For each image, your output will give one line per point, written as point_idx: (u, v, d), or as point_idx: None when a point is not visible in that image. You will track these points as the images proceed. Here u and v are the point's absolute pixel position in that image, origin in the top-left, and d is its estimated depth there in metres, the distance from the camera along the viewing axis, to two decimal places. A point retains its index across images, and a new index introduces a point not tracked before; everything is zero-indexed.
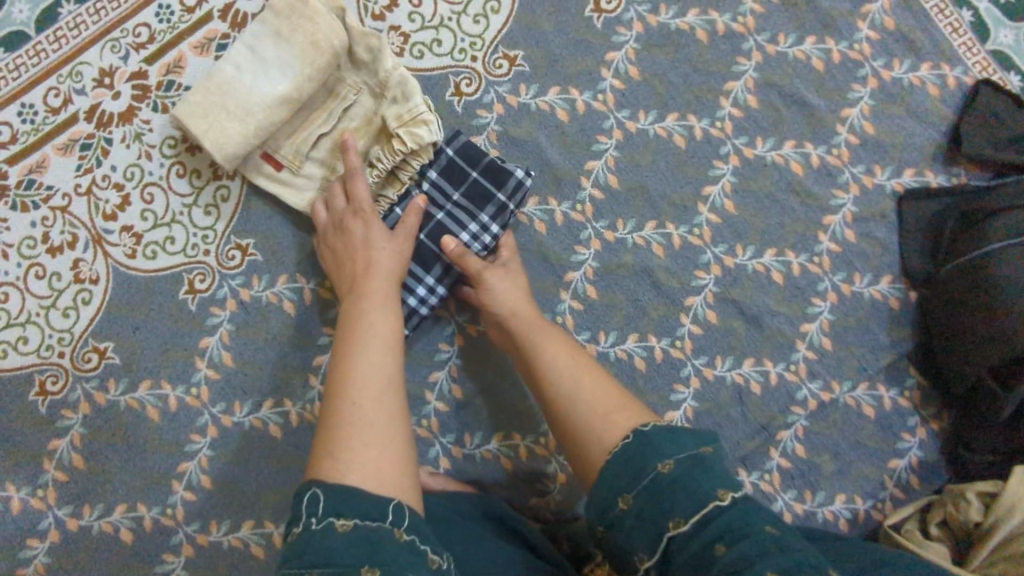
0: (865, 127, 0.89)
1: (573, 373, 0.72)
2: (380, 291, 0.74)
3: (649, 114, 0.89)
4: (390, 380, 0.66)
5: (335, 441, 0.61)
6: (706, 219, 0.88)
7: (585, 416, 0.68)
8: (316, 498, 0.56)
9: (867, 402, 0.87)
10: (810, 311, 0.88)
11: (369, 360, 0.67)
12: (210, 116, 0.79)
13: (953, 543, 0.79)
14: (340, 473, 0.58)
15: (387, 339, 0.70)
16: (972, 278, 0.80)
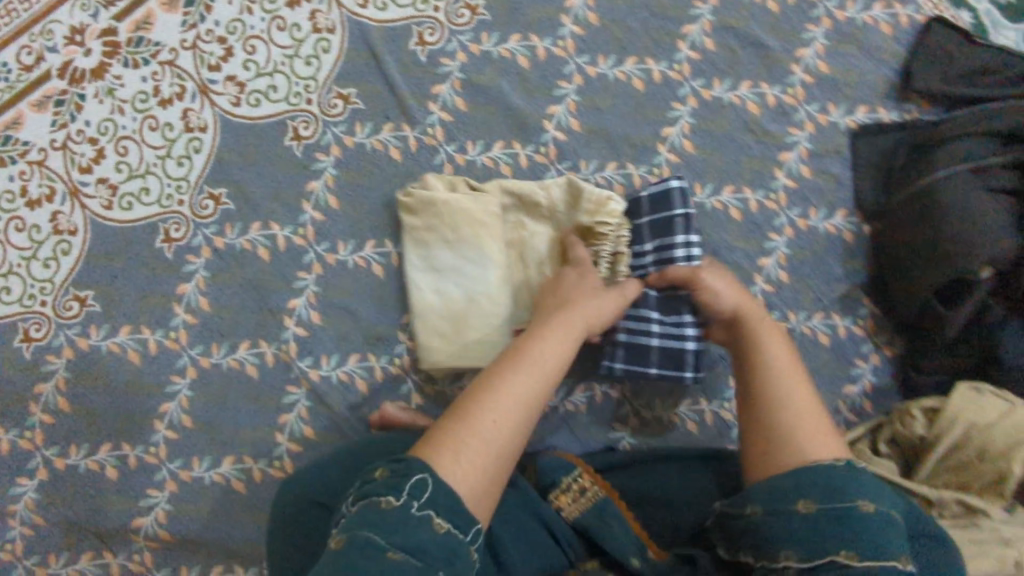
0: (819, 66, 0.92)
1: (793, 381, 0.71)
2: (577, 325, 0.73)
3: (609, 59, 0.91)
4: (540, 395, 0.66)
5: (454, 435, 0.60)
6: (665, 159, 0.91)
7: (786, 430, 0.66)
8: (424, 483, 0.56)
9: (821, 331, 0.91)
10: (766, 246, 0.91)
11: (540, 377, 0.67)
12: (440, 278, 0.85)
13: (902, 459, 0.85)
14: (452, 469, 0.58)
15: (553, 373, 0.68)
16: (920, 206, 0.84)
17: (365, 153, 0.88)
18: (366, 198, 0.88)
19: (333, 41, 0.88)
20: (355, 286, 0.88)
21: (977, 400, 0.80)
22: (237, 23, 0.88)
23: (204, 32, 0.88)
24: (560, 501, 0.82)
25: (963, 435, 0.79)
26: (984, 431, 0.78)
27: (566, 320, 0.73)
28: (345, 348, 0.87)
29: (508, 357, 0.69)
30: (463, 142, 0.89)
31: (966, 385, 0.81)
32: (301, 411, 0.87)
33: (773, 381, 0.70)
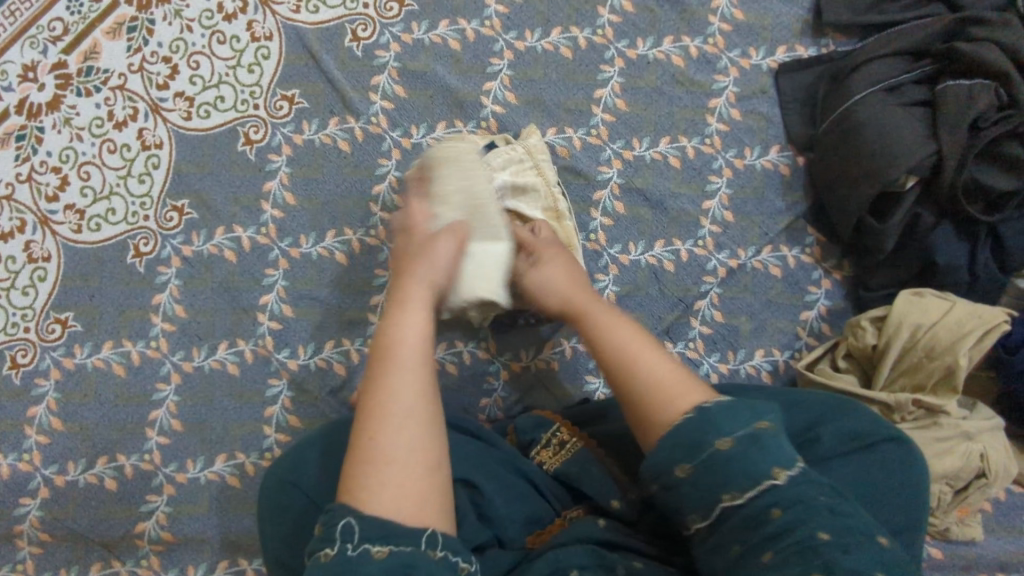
0: (735, 14, 0.96)
1: (631, 353, 0.67)
2: (420, 299, 0.68)
3: (535, 32, 0.96)
4: (421, 377, 0.61)
5: (363, 466, 0.57)
6: (601, 119, 0.95)
7: (652, 383, 0.64)
8: (351, 526, 0.53)
9: (772, 264, 0.94)
10: (709, 189, 0.95)
11: (406, 365, 0.61)
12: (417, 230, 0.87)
13: (861, 371, 0.87)
14: (372, 500, 0.55)
15: (421, 354, 0.63)
16: (843, 129, 0.87)
17: (315, 148, 0.93)
18: (320, 190, 0.93)
19: (272, 48, 0.94)
20: (320, 275, 0.92)
21: (918, 300, 0.83)
22: (180, 42, 0.93)
23: (149, 55, 0.93)
24: (541, 456, 0.84)
25: (910, 336, 0.82)
26: (930, 331, 0.81)
27: (415, 291, 0.69)
28: (319, 336, 0.91)
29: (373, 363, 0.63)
30: (407, 126, 0.94)
31: (908, 291, 0.85)
32: (285, 402, 0.90)
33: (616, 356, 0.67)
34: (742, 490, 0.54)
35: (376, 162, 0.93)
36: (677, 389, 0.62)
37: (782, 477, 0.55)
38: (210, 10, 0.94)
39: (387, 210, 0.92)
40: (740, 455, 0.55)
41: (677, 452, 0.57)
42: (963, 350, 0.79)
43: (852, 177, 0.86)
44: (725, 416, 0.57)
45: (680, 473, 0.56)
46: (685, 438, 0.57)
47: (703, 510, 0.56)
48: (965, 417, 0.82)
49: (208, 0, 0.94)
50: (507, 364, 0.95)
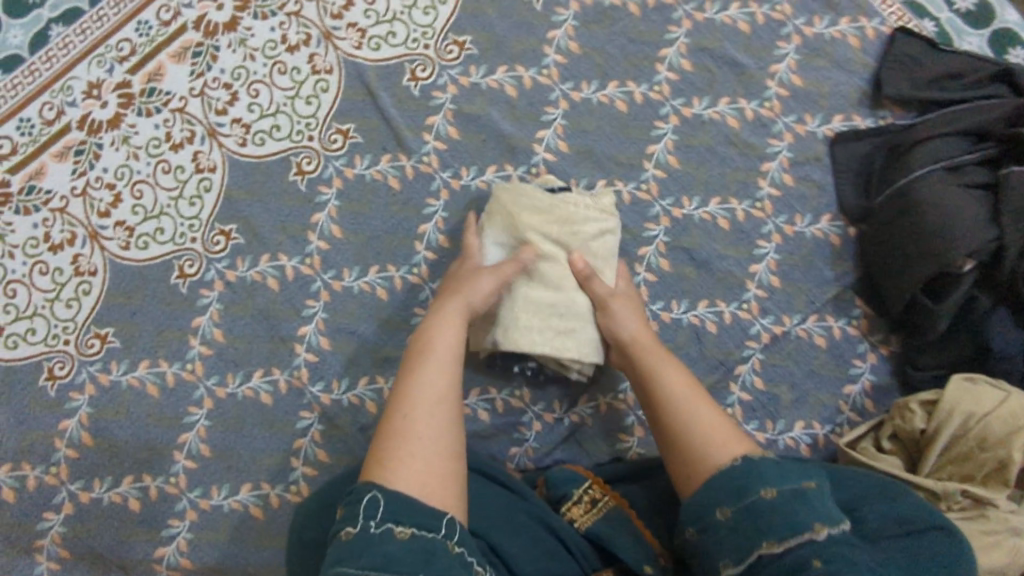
0: (793, 80, 0.96)
1: (691, 396, 0.77)
2: (452, 309, 0.80)
3: (592, 84, 0.96)
4: (451, 373, 0.74)
5: (392, 450, 0.66)
6: (652, 175, 0.95)
7: (696, 436, 0.73)
8: (376, 502, 0.60)
9: (816, 333, 0.92)
10: (756, 253, 0.94)
11: (441, 366, 0.74)
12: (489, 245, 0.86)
13: (905, 455, 0.85)
14: (396, 479, 0.63)
15: (448, 361, 0.75)
16: (901, 205, 0.86)
17: (365, 182, 0.93)
18: (367, 226, 0.93)
19: (331, 82, 0.95)
20: (360, 310, 0.92)
21: (971, 386, 0.82)
22: (241, 70, 0.95)
23: (211, 80, 0.95)
24: (573, 513, 0.82)
25: (962, 425, 0.80)
26: (982, 420, 0.79)
27: (452, 309, 0.80)
28: (354, 371, 0.91)
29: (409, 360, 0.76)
30: (457, 168, 0.94)
31: (960, 375, 0.83)
32: (314, 436, 0.90)
33: (677, 401, 0.77)
34: (780, 538, 0.61)
35: (424, 201, 0.93)
36: (718, 442, 0.72)
37: (823, 531, 0.60)
38: (274, 41, 0.95)
39: (431, 249, 0.92)
40: (786, 503, 0.62)
41: (721, 497, 0.66)
42: (1017, 444, 0.77)
43: (907, 254, 0.85)
44: (771, 471, 0.66)
45: (721, 514, 0.65)
46: (730, 484, 0.66)
47: (736, 557, 0.63)
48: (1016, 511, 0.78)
49: (273, 31, 0.95)
50: (540, 415, 0.94)
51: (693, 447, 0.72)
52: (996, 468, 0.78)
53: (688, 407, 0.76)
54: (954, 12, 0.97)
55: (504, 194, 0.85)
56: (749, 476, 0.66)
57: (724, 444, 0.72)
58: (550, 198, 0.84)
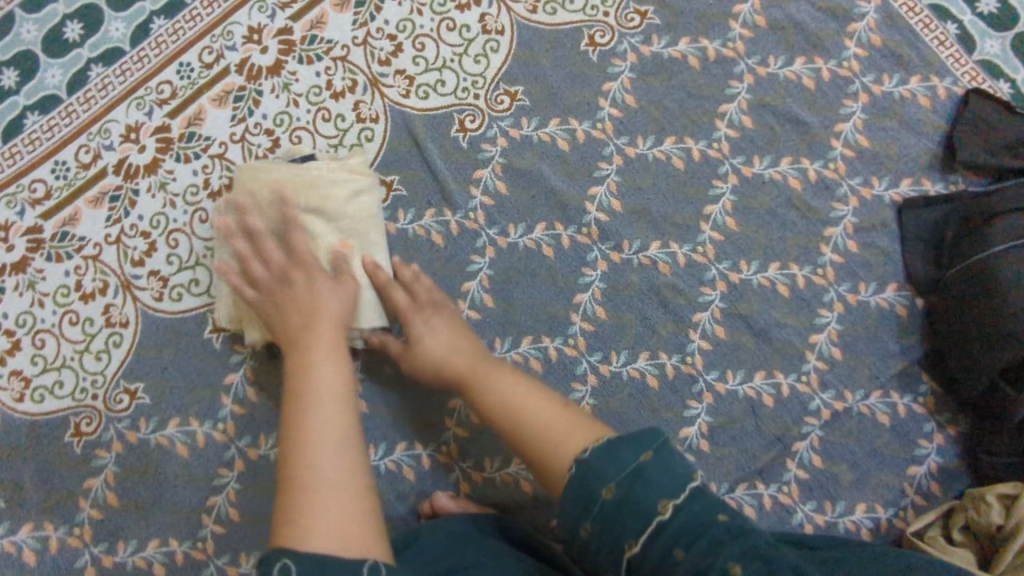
0: (859, 140, 0.92)
1: (526, 400, 0.74)
2: (324, 337, 0.77)
3: (648, 139, 0.92)
4: (343, 410, 0.71)
5: (304, 503, 0.63)
6: (709, 237, 0.91)
7: (535, 429, 0.71)
8: (287, 568, 0.56)
9: (880, 410, 0.88)
10: (817, 322, 0.89)
11: (324, 402, 0.70)
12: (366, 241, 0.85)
13: (979, 550, 0.79)
14: (314, 537, 0.60)
15: (328, 397, 0.71)
16: (980, 280, 0.81)
17: (407, 238, 0.90)
18: None
19: (377, 130, 0.91)
20: (401, 372, 0.88)
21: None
22: (284, 116, 0.91)
23: (253, 126, 0.91)
24: None
25: None
26: None
27: (319, 332, 0.77)
28: (392, 436, 0.87)
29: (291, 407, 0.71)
30: (505, 225, 0.90)
31: None
32: None
33: (529, 415, 0.73)
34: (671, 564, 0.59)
35: (468, 258, 0.90)
36: (573, 439, 0.68)
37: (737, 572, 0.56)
38: (319, 86, 0.92)
39: (473, 309, 0.89)
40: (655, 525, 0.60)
41: (623, 533, 0.61)
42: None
43: (986, 333, 0.80)
44: (654, 487, 0.61)
45: (585, 531, 0.62)
46: (581, 500, 0.63)
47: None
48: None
49: (318, 76, 0.92)
50: None
51: (532, 441, 0.70)
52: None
53: (532, 411, 0.73)
54: None
55: (322, 165, 0.84)
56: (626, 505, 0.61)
57: (563, 442, 0.68)
58: (317, 176, 0.84)
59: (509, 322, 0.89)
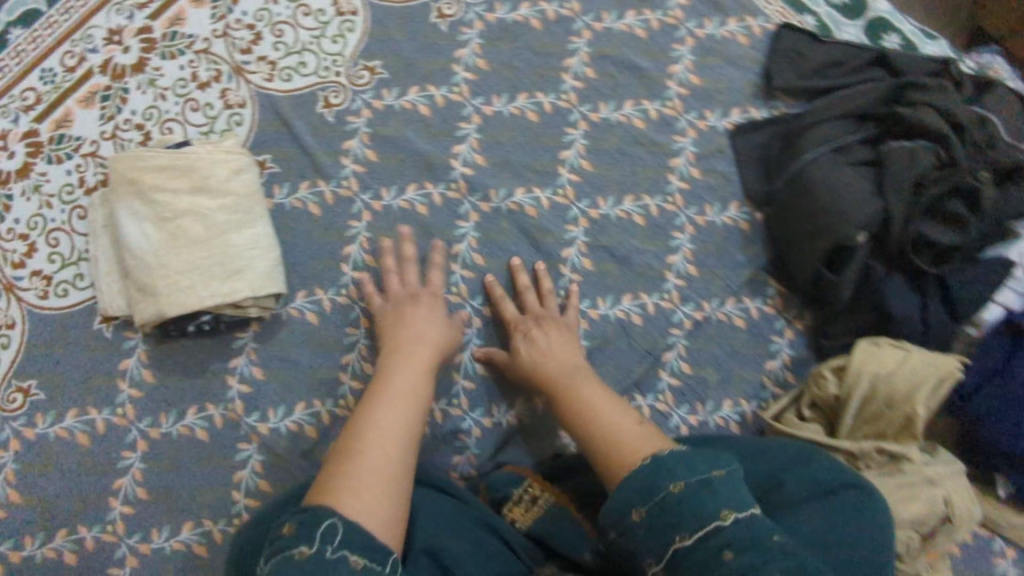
0: (691, 79, 1.02)
1: (606, 405, 0.81)
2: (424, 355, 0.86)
3: (502, 97, 0.99)
4: (404, 416, 0.78)
5: (345, 482, 0.69)
6: (567, 179, 0.99)
7: (608, 434, 0.76)
8: (334, 529, 0.61)
9: (735, 315, 0.97)
10: (672, 244, 0.98)
11: (393, 407, 0.79)
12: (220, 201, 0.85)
13: (824, 420, 0.90)
14: (355, 505, 0.66)
15: (406, 400, 0.80)
16: (796, 186, 0.92)
17: (286, 211, 0.94)
18: (291, 252, 0.94)
19: (245, 115, 0.96)
20: (292, 337, 0.92)
21: (878, 347, 0.86)
22: (153, 110, 0.95)
23: (122, 122, 0.94)
24: (512, 513, 0.86)
25: (870, 387, 0.84)
26: (888, 380, 0.84)
27: (410, 347, 0.86)
28: (290, 398, 0.91)
29: (367, 402, 0.80)
30: (378, 189, 0.96)
31: (866, 341, 0.87)
32: (255, 466, 0.90)
33: (590, 412, 0.80)
34: (691, 530, 0.61)
35: (346, 224, 0.95)
36: (619, 450, 0.73)
37: (729, 518, 0.60)
38: (184, 78, 0.96)
39: (358, 271, 0.94)
40: (686, 496, 0.62)
41: (632, 497, 0.65)
42: (920, 396, 0.82)
43: (806, 231, 0.90)
44: (679, 467, 0.65)
45: (635, 517, 0.64)
46: (640, 487, 0.65)
47: (655, 554, 0.62)
48: (929, 461, 0.84)
49: (183, 69, 0.96)
50: (479, 420, 0.95)
51: (609, 436, 0.76)
52: (905, 422, 0.83)
53: (603, 413, 0.80)
54: (832, 6, 1.04)
55: (199, 148, 0.86)
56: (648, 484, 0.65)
57: (641, 442, 0.74)
58: (172, 156, 0.84)
59: (394, 278, 0.94)
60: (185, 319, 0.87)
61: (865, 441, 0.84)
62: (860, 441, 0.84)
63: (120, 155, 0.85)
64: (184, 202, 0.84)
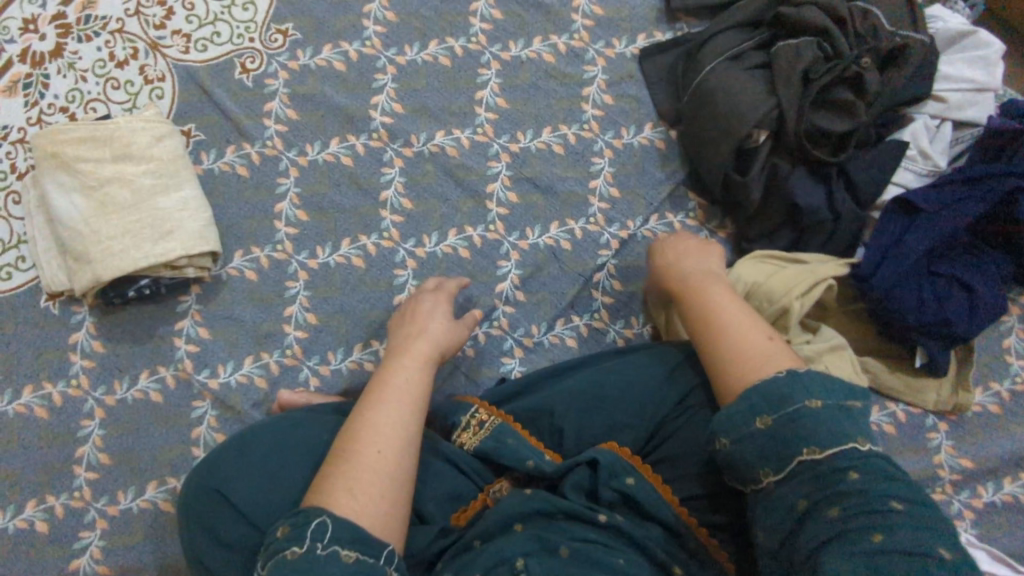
0: (595, 10, 1.06)
1: (745, 315, 0.72)
2: (427, 348, 0.79)
3: (414, 46, 1.03)
4: (415, 410, 0.71)
5: (342, 476, 0.64)
6: (485, 118, 1.02)
7: (736, 345, 0.69)
8: (324, 525, 0.59)
9: (660, 231, 1.01)
10: (593, 169, 1.02)
11: (401, 400, 0.71)
12: (141, 164, 0.91)
13: None
14: (349, 503, 0.62)
15: (415, 394, 0.73)
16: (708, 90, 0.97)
17: (215, 176, 0.97)
18: (224, 214, 0.97)
19: (166, 88, 0.99)
20: (233, 295, 0.95)
21: (762, 263, 0.92)
22: (75, 92, 0.98)
23: (46, 107, 0.97)
24: (462, 438, 0.87)
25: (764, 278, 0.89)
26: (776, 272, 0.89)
27: (420, 341, 0.80)
28: (237, 354, 0.94)
29: (370, 391, 0.73)
30: (302, 146, 0.99)
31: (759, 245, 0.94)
32: (211, 421, 0.92)
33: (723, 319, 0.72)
34: (823, 446, 0.57)
35: (275, 182, 0.98)
36: (768, 352, 0.67)
37: (864, 445, 0.58)
38: (103, 59, 0.99)
39: (291, 225, 0.97)
40: (824, 413, 0.59)
41: (759, 403, 0.61)
42: (795, 292, 0.86)
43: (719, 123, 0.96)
44: (817, 381, 0.61)
45: (760, 424, 0.60)
46: (771, 392, 0.61)
47: (778, 464, 0.59)
48: (808, 341, 0.88)
49: (100, 50, 0.99)
50: None
51: (740, 348, 0.68)
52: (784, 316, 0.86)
53: (729, 314, 0.72)
54: None
55: (120, 119, 0.92)
56: (769, 393, 0.61)
57: (767, 356, 0.66)
58: (89, 127, 0.90)
59: (327, 229, 0.98)
60: (123, 283, 0.91)
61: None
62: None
63: (42, 131, 0.91)
64: (108, 170, 0.90)
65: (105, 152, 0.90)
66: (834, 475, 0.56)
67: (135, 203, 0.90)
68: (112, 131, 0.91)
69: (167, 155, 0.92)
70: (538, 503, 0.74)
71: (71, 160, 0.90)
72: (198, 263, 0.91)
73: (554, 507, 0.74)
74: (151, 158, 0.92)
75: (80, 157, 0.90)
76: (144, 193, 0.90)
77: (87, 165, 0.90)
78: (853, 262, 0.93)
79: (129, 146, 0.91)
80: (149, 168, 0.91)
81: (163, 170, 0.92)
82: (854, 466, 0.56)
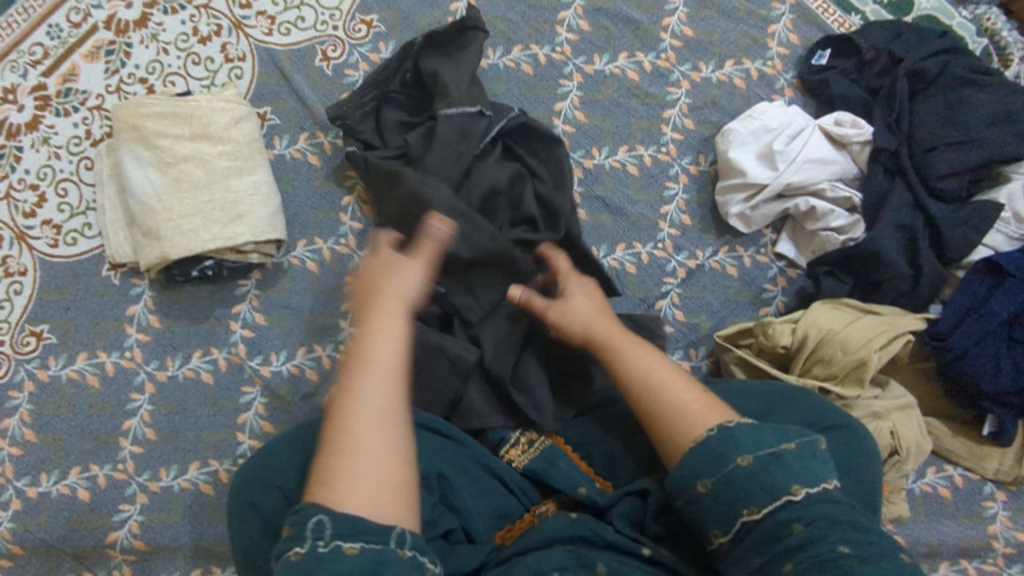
0: (685, 31, 1.03)
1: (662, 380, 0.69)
2: (387, 310, 0.67)
3: (497, 50, 1.01)
4: (399, 383, 0.62)
5: (332, 466, 0.56)
6: (562, 130, 1.00)
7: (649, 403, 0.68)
8: (324, 522, 0.53)
9: (728, 263, 0.98)
10: (666, 194, 0.99)
11: (382, 374, 0.62)
12: (215, 144, 0.90)
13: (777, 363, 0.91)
14: (349, 497, 0.55)
15: (393, 368, 0.63)
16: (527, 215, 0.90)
17: (286, 162, 0.97)
18: (290, 201, 0.96)
19: (245, 68, 0.98)
20: (292, 283, 0.94)
21: (836, 310, 0.89)
22: (156, 64, 0.97)
23: (126, 76, 0.97)
24: (511, 454, 0.85)
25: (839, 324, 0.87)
26: (854, 322, 0.87)
27: (392, 306, 0.67)
28: (291, 343, 0.93)
29: (348, 363, 0.63)
30: None
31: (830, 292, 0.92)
32: (258, 408, 0.92)
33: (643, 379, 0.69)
34: (759, 505, 0.56)
35: (344, 174, 0.97)
36: (698, 414, 0.64)
37: (801, 492, 0.55)
38: (186, 33, 0.98)
39: (356, 220, 0.96)
40: (759, 470, 0.56)
41: (697, 469, 0.59)
42: (874, 346, 0.84)
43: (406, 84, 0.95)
44: (747, 437, 0.58)
45: (702, 489, 0.58)
46: (707, 452, 0.59)
47: (722, 526, 0.57)
48: (876, 397, 0.86)
49: (184, 24, 0.98)
50: None
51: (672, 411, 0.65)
52: (857, 368, 0.85)
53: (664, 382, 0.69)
54: None
55: (201, 97, 0.91)
56: (700, 458, 0.59)
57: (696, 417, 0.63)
58: (172, 101, 0.90)
59: None
60: (188, 263, 0.90)
61: (812, 381, 0.86)
62: (806, 379, 0.86)
63: (123, 103, 0.91)
64: (185, 147, 0.89)
65: (183, 126, 0.90)
66: (779, 529, 0.54)
67: (207, 182, 0.89)
68: (193, 107, 0.90)
69: (242, 136, 0.91)
70: (579, 529, 0.71)
71: (151, 133, 0.89)
72: (263, 249, 0.91)
73: (596, 535, 0.70)
74: (226, 138, 0.90)
75: (158, 130, 0.89)
76: (214, 174, 0.89)
77: (164, 139, 0.89)
78: (930, 318, 0.89)
79: (209, 123, 0.90)
80: (222, 149, 0.90)
81: (237, 151, 0.91)
82: (799, 517, 0.54)
